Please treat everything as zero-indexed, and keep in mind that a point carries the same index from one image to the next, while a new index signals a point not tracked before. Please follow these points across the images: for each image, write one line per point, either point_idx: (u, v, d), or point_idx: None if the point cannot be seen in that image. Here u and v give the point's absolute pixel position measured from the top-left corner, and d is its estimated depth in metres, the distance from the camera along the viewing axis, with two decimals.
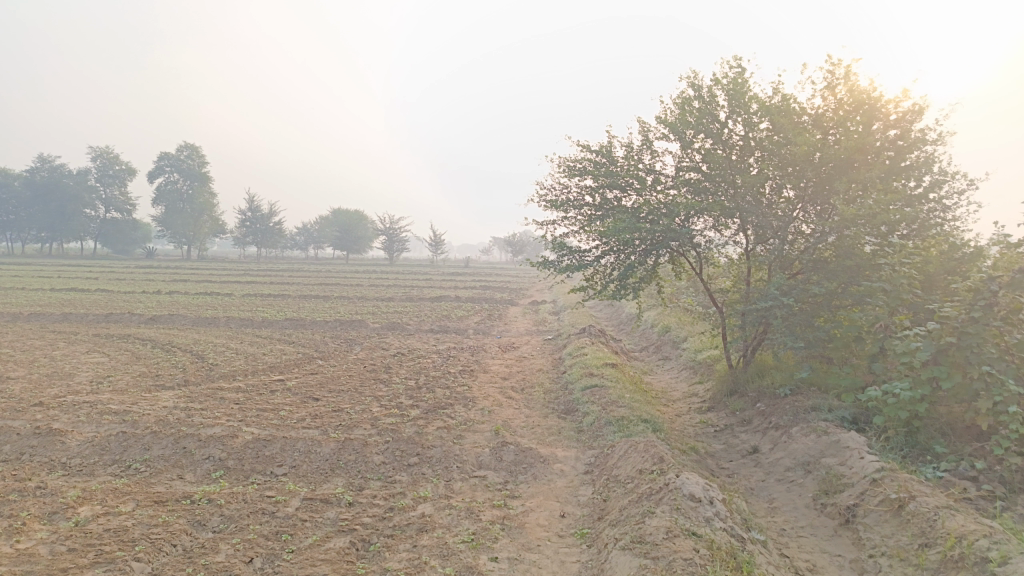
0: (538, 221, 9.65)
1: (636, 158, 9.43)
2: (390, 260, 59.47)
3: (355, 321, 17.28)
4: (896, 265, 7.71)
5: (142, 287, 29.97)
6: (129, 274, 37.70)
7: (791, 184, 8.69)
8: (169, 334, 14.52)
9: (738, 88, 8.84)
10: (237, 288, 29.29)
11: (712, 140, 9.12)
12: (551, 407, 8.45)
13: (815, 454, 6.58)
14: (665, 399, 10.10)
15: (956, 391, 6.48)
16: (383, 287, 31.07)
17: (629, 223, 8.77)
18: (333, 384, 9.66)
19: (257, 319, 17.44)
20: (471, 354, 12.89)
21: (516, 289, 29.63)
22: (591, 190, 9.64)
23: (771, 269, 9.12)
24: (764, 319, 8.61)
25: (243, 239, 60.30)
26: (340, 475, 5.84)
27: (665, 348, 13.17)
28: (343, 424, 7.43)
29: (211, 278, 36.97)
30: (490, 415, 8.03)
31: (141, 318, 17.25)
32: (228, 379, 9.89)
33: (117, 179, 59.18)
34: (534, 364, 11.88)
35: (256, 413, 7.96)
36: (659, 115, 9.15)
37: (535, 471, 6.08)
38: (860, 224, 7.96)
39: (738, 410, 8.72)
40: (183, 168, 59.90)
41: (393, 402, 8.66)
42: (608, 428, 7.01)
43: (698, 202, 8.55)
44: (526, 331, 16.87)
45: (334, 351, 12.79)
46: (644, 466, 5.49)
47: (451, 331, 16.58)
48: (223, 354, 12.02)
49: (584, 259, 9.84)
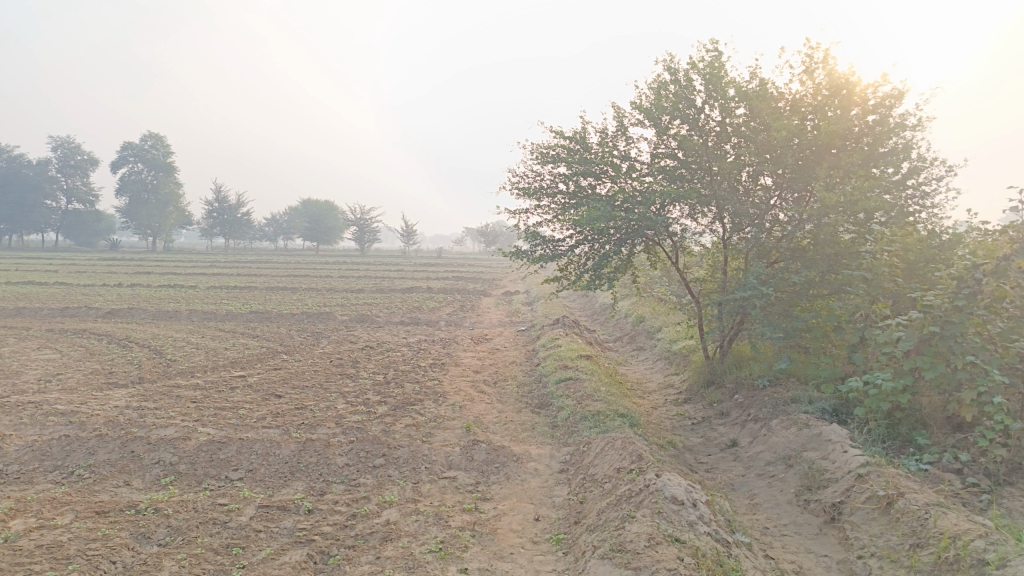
0: (510, 210, 9.32)
1: (611, 144, 9.14)
2: (362, 250, 58.76)
3: (322, 314, 16.83)
4: (876, 253, 7.52)
5: (103, 279, 29.12)
6: (90, 266, 36.57)
7: (769, 171, 8.47)
8: (126, 328, 13.94)
9: (715, 72, 8.57)
10: (202, 281, 28.53)
11: (689, 125, 8.86)
12: (524, 402, 8.16)
13: (796, 448, 6.37)
14: (641, 391, 9.87)
15: (939, 382, 6.31)
16: (353, 279, 30.53)
17: (605, 210, 8.49)
18: (297, 380, 9.27)
19: (221, 312, 16.88)
20: (442, 347, 12.55)
21: (488, 280, 29.31)
22: (565, 177, 9.33)
23: (748, 258, 8.90)
24: (742, 309, 8.40)
25: (210, 230, 59.11)
26: (300, 479, 5.48)
27: (639, 338, 12.97)
28: (305, 424, 7.06)
29: (176, 269, 36.13)
30: (461, 411, 7.71)
31: (99, 312, 16.60)
32: (185, 376, 9.43)
33: (79, 169, 57.56)
34: (506, 356, 11.58)
35: (214, 412, 7.55)
36: (634, 100, 8.86)
37: (508, 470, 5.77)
38: (839, 212, 7.76)
39: (716, 402, 8.51)
40: (148, 158, 58.64)
41: (359, 398, 8.30)
42: (583, 423, 6.73)
43: (675, 189, 8.30)
44: (499, 322, 16.58)
45: (299, 345, 12.36)
46: (622, 465, 5.22)
47: (421, 323, 16.23)
48: (182, 350, 11.53)
49: (558, 248, 9.54)
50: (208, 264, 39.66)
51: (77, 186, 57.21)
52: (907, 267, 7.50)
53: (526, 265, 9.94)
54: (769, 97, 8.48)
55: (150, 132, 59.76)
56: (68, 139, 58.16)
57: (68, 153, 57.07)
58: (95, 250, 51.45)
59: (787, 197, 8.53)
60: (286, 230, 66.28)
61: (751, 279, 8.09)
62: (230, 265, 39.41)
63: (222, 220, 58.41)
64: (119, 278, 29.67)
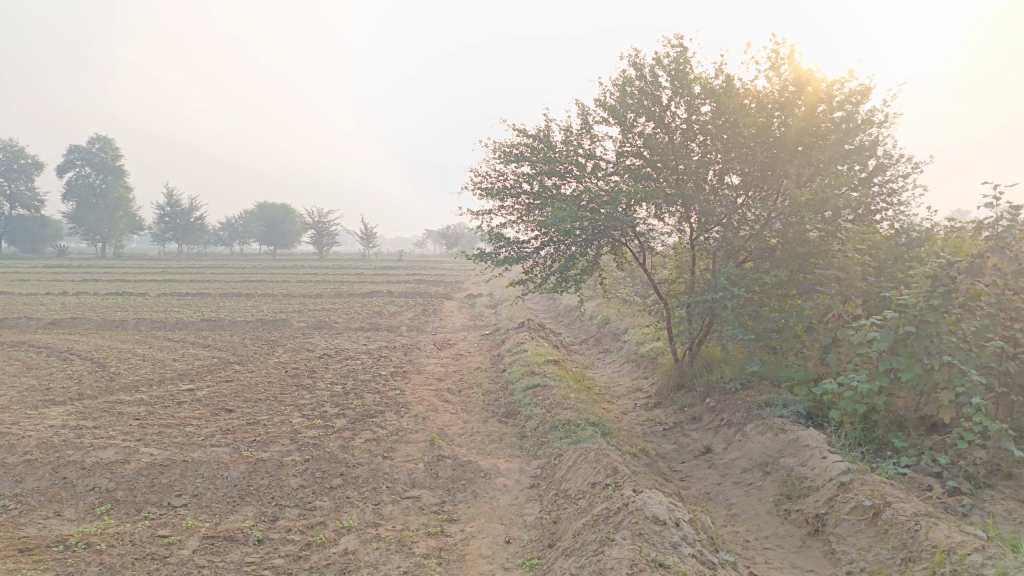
0: (473, 211, 8.98)
1: (575, 143, 8.86)
2: (320, 254, 57.77)
3: (278, 321, 16.24)
4: (847, 252, 7.39)
5: (46, 287, 27.87)
6: (35, 275, 35.09)
7: (736, 169, 8.29)
8: (68, 339, 13.20)
9: (681, 68, 8.35)
10: (153, 288, 27.53)
11: (654, 123, 8.64)
12: (490, 411, 7.83)
13: (772, 454, 6.16)
14: (609, 396, 9.61)
15: (916, 383, 6.16)
16: (310, 283, 29.85)
17: (571, 211, 8.20)
18: (249, 393, 8.78)
19: (171, 321, 16.17)
20: (403, 353, 12.14)
21: (451, 283, 28.90)
22: (528, 177, 9.03)
23: (716, 259, 8.71)
24: (712, 311, 8.19)
25: (162, 235, 57.42)
26: (251, 505, 5.06)
27: (605, 340, 12.76)
28: (258, 442, 6.61)
29: (125, 276, 34.88)
30: (424, 423, 7.35)
31: (40, 323, 15.76)
32: (129, 391, 8.86)
33: (22, 173, 55.40)
34: (470, 362, 11.23)
35: (158, 430, 7.05)
36: (598, 97, 8.60)
37: (475, 488, 5.43)
38: (808, 210, 7.61)
39: (687, 406, 8.29)
40: (96, 162, 56.80)
41: (316, 411, 7.88)
42: (553, 434, 6.42)
43: (642, 188, 8.06)
44: (462, 326, 16.22)
45: (254, 355, 11.82)
46: (597, 480, 4.93)
47: (382, 329, 15.79)
48: (127, 362, 10.91)
49: (522, 250, 9.23)
50: (161, 271, 38.43)
51: (21, 191, 55.04)
52: (878, 265, 7.38)
53: (490, 268, 9.59)
54: (736, 93, 8.28)
55: (97, 136, 57.98)
56: (10, 143, 55.95)
57: (10, 157, 54.84)
58: (41, 258, 49.50)
59: (755, 196, 8.37)
60: (241, 234, 64.82)
61: (720, 279, 7.89)
62: (184, 271, 38.24)
63: (175, 225, 56.79)
64: (64, 286, 28.51)
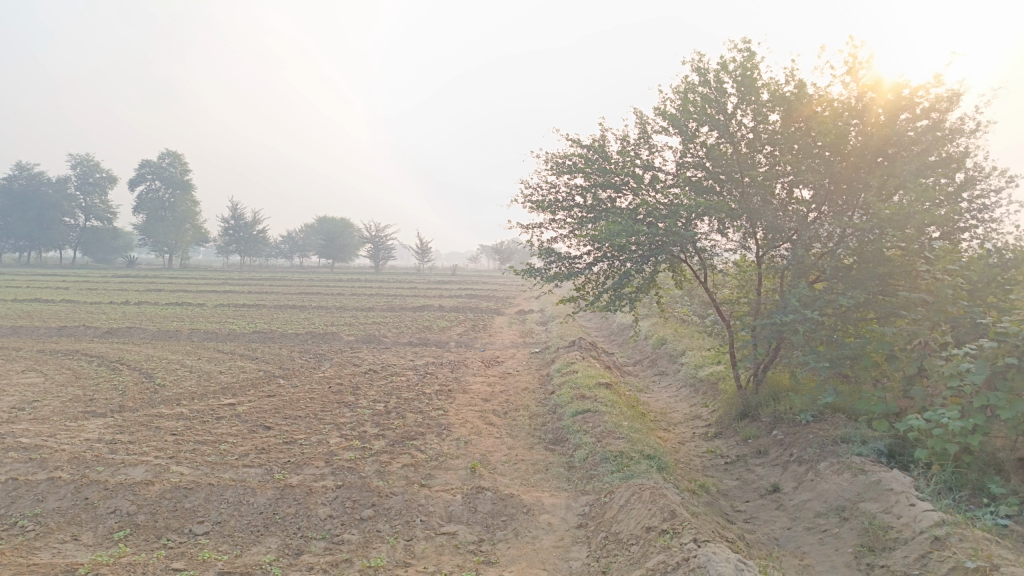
0: (522, 225, 8.57)
1: (632, 153, 8.37)
2: (376, 267, 58.34)
3: (327, 334, 16.11)
4: (935, 273, 6.68)
5: (110, 296, 28.70)
6: (102, 284, 36.22)
7: (808, 183, 7.67)
8: (120, 349, 13.27)
9: (748, 73, 7.80)
10: (210, 298, 27.99)
11: (718, 132, 8.07)
12: (537, 437, 7.37)
13: (850, 498, 5.52)
14: (665, 422, 9.03)
15: (1018, 422, 5.44)
16: (362, 296, 29.97)
17: (626, 225, 7.69)
18: (289, 409, 8.50)
19: (223, 332, 16.22)
20: (450, 371, 11.77)
21: (503, 299, 28.59)
22: (582, 189, 8.57)
23: (784, 279, 8.07)
24: (779, 335, 7.55)
25: (225, 247, 58.92)
26: (275, 536, 4.70)
27: (661, 362, 12.15)
28: (291, 464, 6.28)
29: (185, 286, 35.70)
30: (466, 447, 6.93)
31: (97, 332, 16.00)
32: (170, 404, 8.71)
33: (97, 186, 57.67)
34: (519, 382, 10.79)
35: (192, 448, 6.81)
36: (658, 105, 8.10)
37: (517, 525, 4.96)
38: (889, 227, 6.94)
39: (750, 437, 7.64)
40: (165, 176, 58.77)
41: (355, 431, 7.54)
42: (603, 466, 5.90)
43: (704, 202, 7.50)
44: (512, 343, 15.79)
45: (299, 369, 11.62)
46: (652, 524, 4.42)
47: (431, 344, 15.49)
48: (174, 374, 10.83)
49: (574, 266, 8.75)
50: (222, 281, 39.32)
51: (95, 203, 57.30)
52: (970, 288, 6.64)
53: (540, 284, 9.14)
54: (809, 99, 7.66)
55: (167, 151, 60.01)
56: (87, 157, 58.38)
57: (87, 171, 57.30)
58: (110, 268, 51.26)
59: (828, 210, 7.72)
60: (300, 247, 66.03)
61: (790, 300, 7.25)
62: (243, 282, 39.00)
63: (237, 238, 58.19)
64: (127, 296, 29.23)
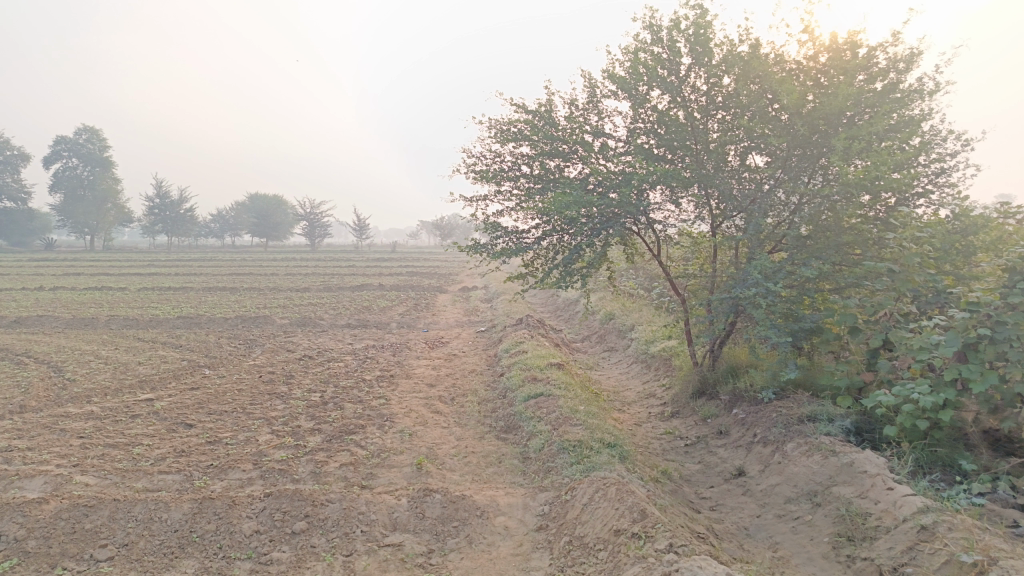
0: (465, 197, 7.99)
1: (581, 119, 7.86)
2: (313, 245, 56.67)
3: (260, 317, 15.21)
4: (899, 241, 6.41)
5: (23, 281, 26.89)
6: (14, 268, 33.87)
7: (765, 149, 7.30)
8: (28, 340, 12.13)
9: (702, 32, 7.33)
10: (135, 282, 26.46)
11: (670, 96, 7.63)
12: (487, 425, 6.88)
13: (822, 482, 5.21)
14: (619, 402, 8.66)
15: (990, 396, 5.20)
16: (297, 276, 28.87)
17: (577, 196, 7.18)
18: (215, 403, 7.78)
19: (146, 318, 15.11)
20: (392, 354, 11.15)
21: (444, 276, 27.88)
22: (528, 159, 8.03)
23: (740, 251, 7.73)
24: (737, 308, 7.20)
25: (151, 227, 56.16)
26: (192, 559, 4.06)
27: (611, 338, 11.82)
28: (214, 469, 5.63)
29: (107, 268, 33.74)
30: (411, 440, 6.39)
31: (3, 321, 14.70)
32: (80, 402, 7.87)
33: (8, 164, 53.96)
34: (465, 364, 10.26)
35: (101, 453, 6.05)
36: (607, 68, 7.60)
37: (471, 532, 4.44)
38: (851, 194, 6.63)
39: (709, 417, 7.32)
40: (83, 153, 55.49)
41: (289, 426, 6.90)
42: (561, 458, 5.43)
43: (660, 170, 7.06)
44: (456, 322, 15.24)
45: (228, 357, 10.80)
46: (622, 528, 4.00)
47: (371, 325, 14.80)
48: (86, 366, 9.90)
49: (522, 241, 8.23)
50: (149, 263, 37.35)
51: (7, 183, 53.74)
52: (934, 256, 6.38)
53: (485, 260, 8.58)
54: (765, 60, 7.25)
55: (84, 125, 56.45)
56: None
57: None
58: (26, 251, 48.24)
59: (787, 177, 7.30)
60: (231, 225, 63.54)
61: (748, 272, 6.90)
62: (171, 264, 37.12)
63: (163, 217, 55.53)
64: (42, 281, 27.37)
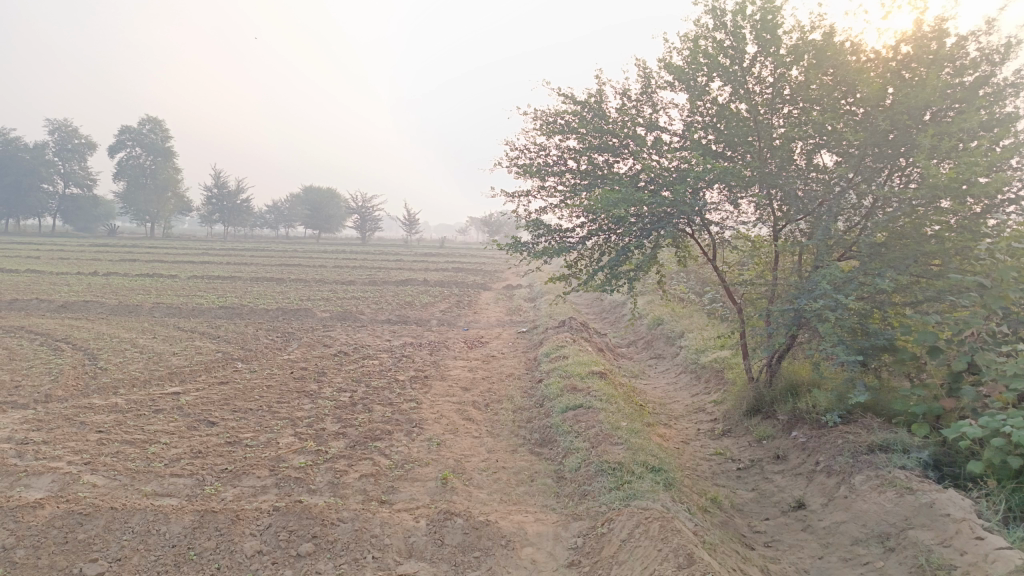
0: (506, 193, 7.52)
1: (633, 111, 7.30)
2: (362, 239, 57.01)
3: (300, 310, 15.02)
4: (991, 253, 5.67)
5: (80, 266, 27.56)
6: (73, 252, 34.81)
7: (836, 147, 6.63)
8: (71, 326, 12.15)
9: (771, 17, 6.68)
10: (186, 270, 26.81)
11: (731, 88, 7.02)
12: (521, 438, 6.40)
13: (896, 524, 4.58)
14: (665, 416, 8.09)
15: None
16: (343, 268, 28.87)
17: (626, 193, 6.65)
18: (241, 400, 7.49)
19: (188, 306, 15.09)
20: (429, 353, 10.76)
21: (489, 273, 27.56)
22: (575, 153, 7.51)
23: (805, 258, 7.07)
24: (800, 321, 6.56)
25: (207, 217, 57.31)
26: None
27: (658, 345, 11.21)
28: (227, 474, 5.29)
29: (161, 255, 34.40)
30: (439, 450, 5.96)
31: (50, 306, 14.84)
32: (106, 393, 7.68)
33: (75, 152, 55.72)
34: (503, 367, 9.81)
35: (116, 450, 5.79)
36: (663, 56, 7.02)
37: (494, 565, 3.99)
38: (935, 198, 5.91)
39: (765, 438, 6.73)
40: (146, 142, 56.92)
41: (313, 428, 6.55)
42: (599, 481, 4.92)
43: (719, 167, 6.48)
44: (498, 321, 14.79)
45: (263, 350, 10.57)
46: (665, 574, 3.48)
47: (411, 322, 14.47)
48: (121, 355, 9.77)
49: (565, 240, 7.71)
50: (202, 252, 37.96)
51: (74, 171, 55.51)
52: None
53: (526, 259, 8.10)
54: (841, 49, 6.58)
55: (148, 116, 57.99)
56: (65, 122, 56.34)
57: (65, 137, 55.35)
58: (88, 236, 49.72)
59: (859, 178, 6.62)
60: (285, 217, 64.42)
61: (815, 282, 6.26)
62: (223, 252, 37.68)
63: (219, 207, 56.63)
64: (97, 266, 27.95)
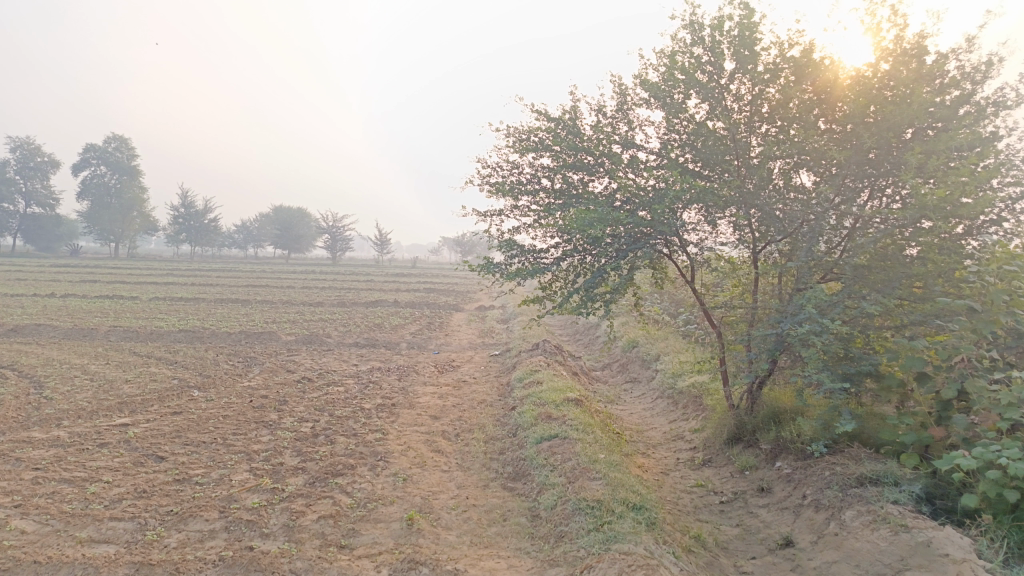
0: (478, 212, 7.22)
1: (609, 128, 7.07)
2: (333, 259, 56.29)
3: (265, 333, 14.50)
4: (978, 275, 5.47)
5: (37, 287, 26.66)
6: (30, 272, 33.72)
7: (816, 167, 6.44)
8: (19, 351, 11.52)
9: (749, 31, 6.50)
10: (148, 291, 26.02)
11: (709, 105, 6.81)
12: (493, 471, 6.05)
13: (891, 564, 4.31)
14: (643, 444, 7.80)
15: None
16: (310, 290, 28.27)
17: (602, 212, 6.39)
18: (195, 432, 7.03)
19: (147, 330, 14.49)
20: (397, 378, 10.35)
21: (462, 294, 27.19)
22: (549, 171, 7.24)
23: (785, 280, 6.86)
24: (782, 346, 6.32)
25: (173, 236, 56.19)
26: None
27: (634, 369, 10.93)
28: (172, 517, 4.85)
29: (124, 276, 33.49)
30: (405, 486, 5.57)
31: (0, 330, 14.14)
32: (48, 425, 7.16)
33: (38, 170, 54.39)
34: (475, 393, 9.45)
35: (52, 490, 5.32)
36: (639, 72, 6.81)
37: None
38: (919, 219, 5.73)
39: (747, 468, 6.47)
40: (111, 161, 55.77)
41: (270, 463, 6.12)
42: (577, 521, 4.58)
43: (697, 187, 6.25)
44: (470, 344, 14.43)
45: (222, 377, 10.08)
46: None
47: (380, 345, 14.03)
48: (69, 383, 9.22)
49: (539, 261, 7.41)
50: (166, 273, 37.08)
51: (35, 189, 54.12)
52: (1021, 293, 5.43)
53: (498, 282, 7.79)
54: (820, 65, 6.41)
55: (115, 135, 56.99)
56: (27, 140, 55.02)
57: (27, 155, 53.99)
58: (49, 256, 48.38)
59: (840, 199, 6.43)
60: (253, 237, 63.46)
61: (798, 305, 6.03)
62: (189, 273, 36.75)
63: (185, 227, 55.56)
64: (54, 287, 26.99)
